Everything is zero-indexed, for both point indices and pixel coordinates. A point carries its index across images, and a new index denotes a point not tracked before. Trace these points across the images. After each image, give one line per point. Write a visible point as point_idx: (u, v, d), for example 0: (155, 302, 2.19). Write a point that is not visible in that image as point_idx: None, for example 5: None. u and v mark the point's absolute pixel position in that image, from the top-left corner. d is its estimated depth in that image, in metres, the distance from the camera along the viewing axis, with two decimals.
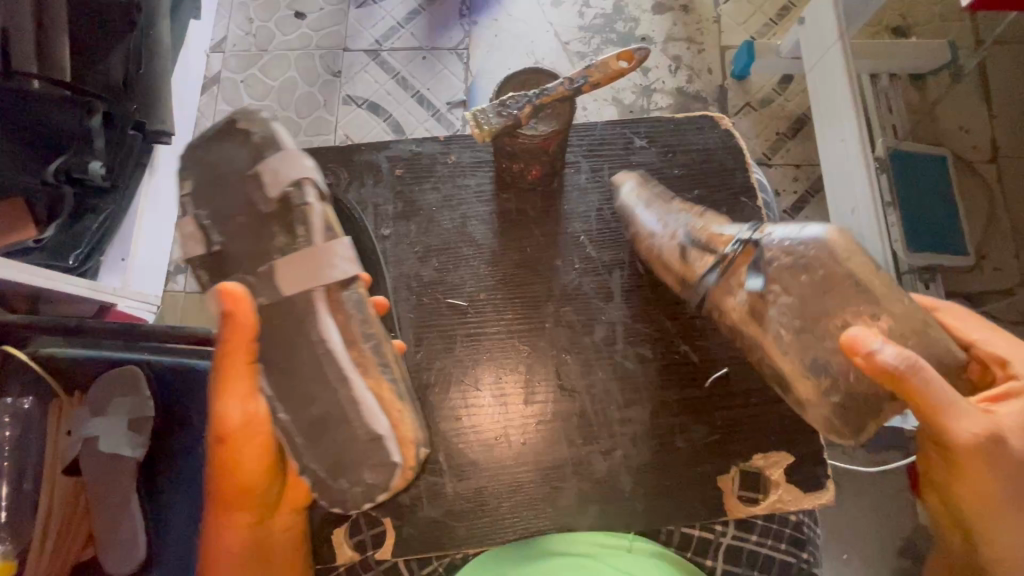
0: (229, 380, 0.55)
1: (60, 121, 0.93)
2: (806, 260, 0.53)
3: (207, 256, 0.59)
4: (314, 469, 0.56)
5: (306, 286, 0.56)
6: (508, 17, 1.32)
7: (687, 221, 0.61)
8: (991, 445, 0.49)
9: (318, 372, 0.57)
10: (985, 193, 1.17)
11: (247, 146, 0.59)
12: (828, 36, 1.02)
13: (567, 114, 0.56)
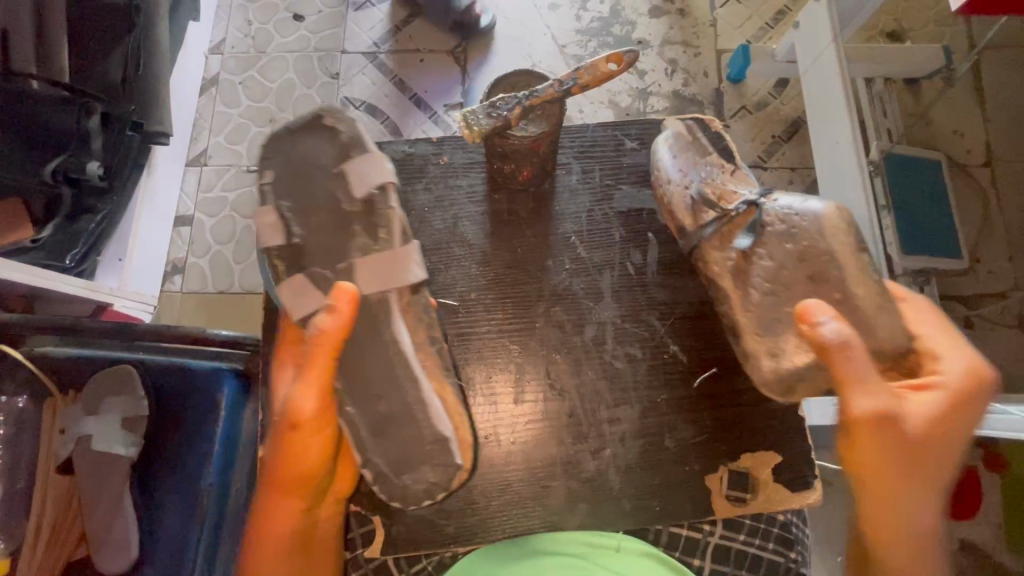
0: (311, 367, 0.54)
1: (59, 120, 0.94)
2: (800, 229, 0.57)
3: (285, 247, 0.61)
4: (377, 464, 0.58)
5: (385, 286, 0.59)
6: (506, 19, 1.33)
7: (713, 176, 0.65)
8: (889, 425, 0.50)
9: (387, 373, 0.59)
10: (978, 197, 1.18)
11: (333, 144, 0.62)
12: (823, 39, 1.03)
13: (557, 115, 0.57)
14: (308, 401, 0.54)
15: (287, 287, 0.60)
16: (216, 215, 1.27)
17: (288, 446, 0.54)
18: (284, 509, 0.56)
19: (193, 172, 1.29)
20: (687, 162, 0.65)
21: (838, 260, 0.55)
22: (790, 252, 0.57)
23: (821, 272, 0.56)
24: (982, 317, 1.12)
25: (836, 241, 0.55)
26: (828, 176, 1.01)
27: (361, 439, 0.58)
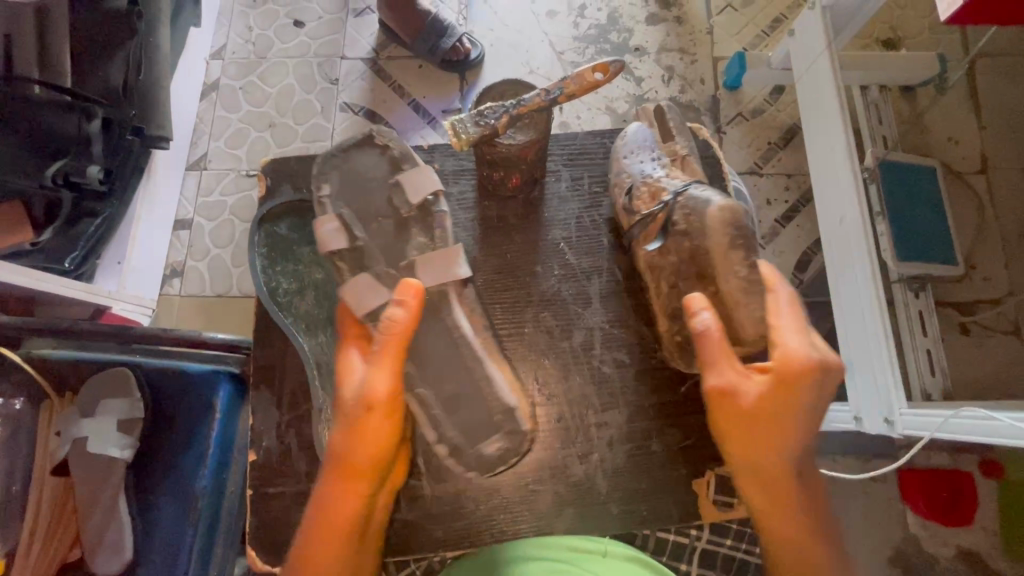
0: (386, 350, 0.51)
1: (60, 125, 0.96)
2: (692, 227, 0.57)
3: (348, 250, 0.61)
4: (450, 437, 0.58)
5: (442, 279, 0.60)
6: (504, 26, 1.34)
7: (659, 171, 0.64)
8: (731, 409, 0.50)
9: (449, 354, 0.59)
10: (974, 203, 1.18)
11: (385, 159, 0.63)
12: (817, 46, 1.04)
13: (544, 123, 0.58)
14: (383, 383, 0.50)
15: (357, 280, 0.60)
16: (215, 219, 1.28)
17: (358, 431, 0.50)
18: (347, 499, 0.51)
19: (193, 177, 1.30)
20: (632, 161, 0.65)
21: (711, 257, 0.55)
22: (683, 251, 0.58)
23: (704, 270, 0.57)
24: (977, 323, 1.12)
25: (713, 237, 0.55)
26: (822, 183, 1.02)
27: (431, 414, 0.58)
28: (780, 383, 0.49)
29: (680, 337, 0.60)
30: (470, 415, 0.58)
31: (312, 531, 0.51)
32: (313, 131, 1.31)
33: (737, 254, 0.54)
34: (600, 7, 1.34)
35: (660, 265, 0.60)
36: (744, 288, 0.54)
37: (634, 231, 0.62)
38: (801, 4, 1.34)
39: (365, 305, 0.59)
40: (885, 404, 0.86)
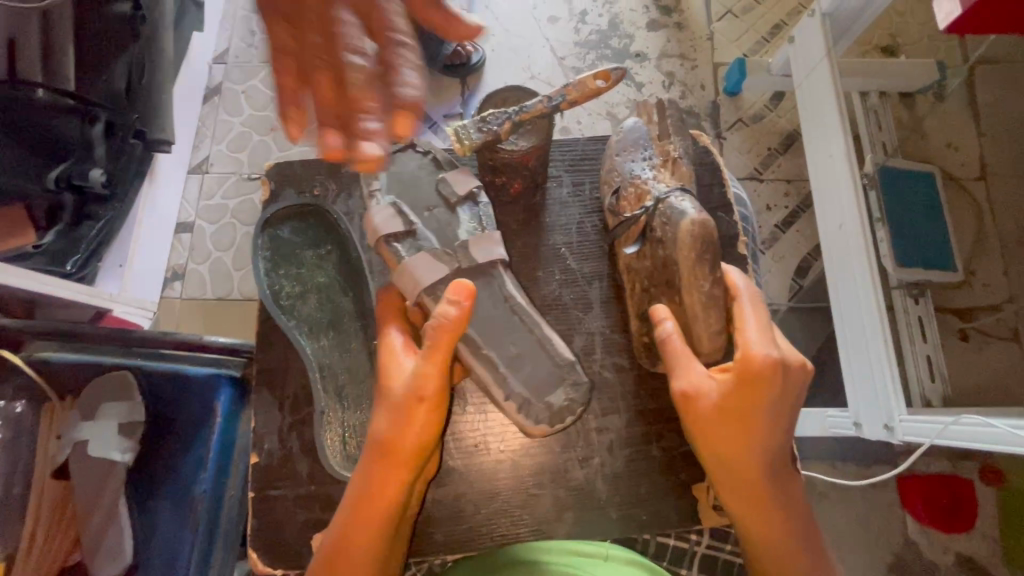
0: (436, 345, 0.50)
1: (63, 130, 0.96)
2: (666, 236, 0.56)
3: (405, 232, 0.59)
4: (519, 392, 0.56)
5: (494, 257, 0.59)
6: (505, 32, 1.35)
7: (648, 173, 0.61)
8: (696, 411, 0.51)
9: (507, 323, 0.58)
10: (973, 209, 1.19)
11: (428, 162, 0.64)
12: (816, 53, 1.04)
13: (546, 129, 0.58)
14: (433, 376, 0.50)
15: (411, 259, 0.58)
16: (217, 222, 1.29)
17: (404, 417, 0.50)
18: (381, 493, 0.50)
19: (195, 180, 1.31)
20: (624, 159, 0.63)
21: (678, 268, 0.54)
22: (657, 260, 0.57)
23: (671, 279, 0.56)
24: (977, 329, 1.13)
25: (680, 251, 0.54)
26: (822, 189, 1.02)
27: (498, 372, 0.56)
28: (736, 382, 0.50)
29: (647, 337, 0.61)
30: (536, 374, 0.57)
31: (345, 522, 0.51)
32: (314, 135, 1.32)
33: (703, 268, 0.54)
34: (601, 13, 1.35)
35: (641, 270, 0.60)
36: (704, 304, 0.55)
37: (617, 231, 0.62)
38: (801, 11, 1.35)
39: (420, 280, 0.57)
40: (885, 409, 0.87)
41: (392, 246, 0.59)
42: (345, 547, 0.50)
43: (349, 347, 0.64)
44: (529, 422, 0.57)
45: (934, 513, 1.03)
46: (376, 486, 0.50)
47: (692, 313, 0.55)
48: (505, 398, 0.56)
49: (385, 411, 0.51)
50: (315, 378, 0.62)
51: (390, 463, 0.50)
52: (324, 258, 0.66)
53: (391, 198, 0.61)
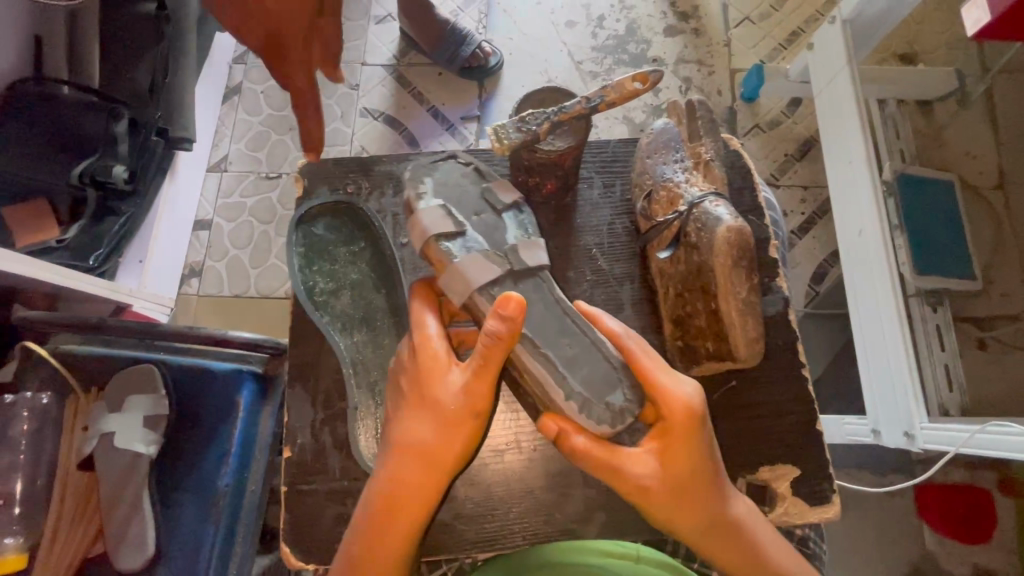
0: (489, 361, 0.48)
1: (87, 126, 0.98)
2: (701, 241, 0.57)
3: (454, 234, 0.57)
4: (578, 391, 0.52)
5: (541, 261, 0.58)
6: (523, 35, 1.36)
7: (680, 175, 0.61)
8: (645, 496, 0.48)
9: (556, 325, 0.55)
10: (992, 218, 1.18)
11: (469, 170, 0.63)
12: (836, 61, 1.05)
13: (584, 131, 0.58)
14: (484, 392, 0.49)
15: (460, 262, 0.56)
16: (235, 220, 1.30)
17: (456, 432, 0.49)
18: (408, 513, 0.49)
19: (213, 178, 1.32)
20: (655, 161, 0.64)
21: (716, 276, 0.56)
22: (691, 264, 0.58)
23: (707, 284, 0.57)
24: (995, 338, 1.12)
25: (717, 257, 0.55)
26: (842, 196, 1.02)
27: (555, 371, 0.53)
28: (680, 489, 0.47)
29: (681, 341, 0.61)
30: (592, 379, 0.53)
31: (366, 541, 0.50)
32: (332, 135, 1.33)
33: (739, 273, 0.56)
34: (618, 18, 1.35)
35: (673, 275, 0.60)
36: (742, 309, 0.56)
37: (649, 236, 0.62)
38: (818, 18, 1.35)
39: (471, 282, 0.55)
40: (905, 418, 0.86)
41: (442, 246, 0.57)
42: (374, 549, 0.50)
43: (380, 344, 0.64)
44: (590, 425, 0.51)
45: (953, 524, 1.02)
46: (402, 503, 0.49)
47: (730, 322, 0.56)
48: (564, 399, 0.52)
49: (426, 429, 0.49)
50: (349, 374, 0.63)
51: (421, 483, 0.49)
52: (357, 255, 0.67)
53: (439, 199, 0.60)
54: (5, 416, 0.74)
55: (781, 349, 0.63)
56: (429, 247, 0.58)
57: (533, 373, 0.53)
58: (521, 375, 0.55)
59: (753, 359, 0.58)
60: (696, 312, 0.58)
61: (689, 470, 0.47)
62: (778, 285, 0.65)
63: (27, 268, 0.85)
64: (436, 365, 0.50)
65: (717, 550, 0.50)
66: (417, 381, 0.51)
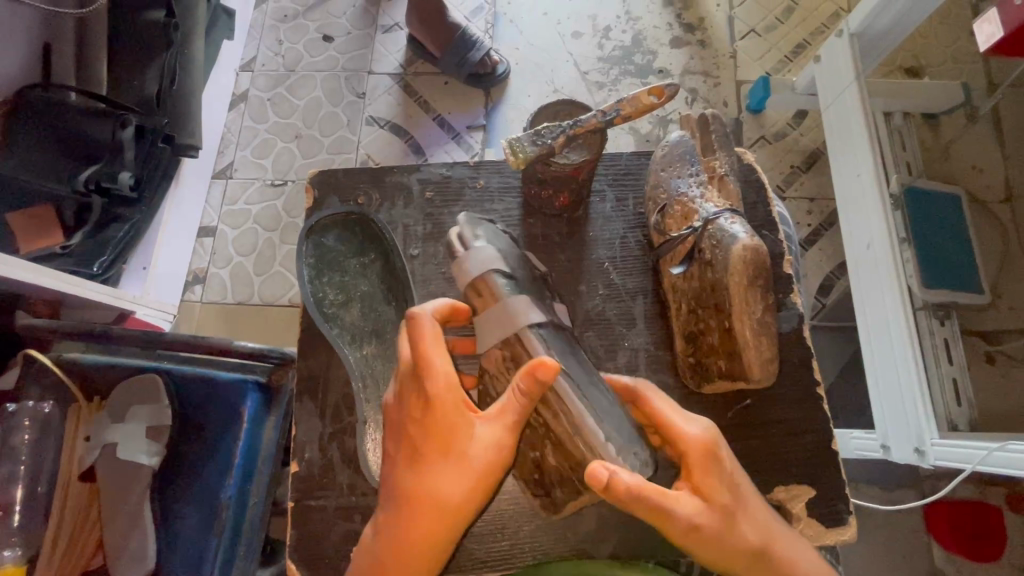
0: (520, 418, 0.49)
1: (96, 133, 0.98)
2: (716, 258, 0.56)
3: (512, 276, 0.58)
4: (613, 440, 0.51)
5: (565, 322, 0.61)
6: (530, 46, 1.36)
7: (695, 190, 0.61)
8: (692, 533, 0.45)
9: (586, 375, 0.55)
10: (999, 232, 1.18)
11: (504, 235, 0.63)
12: (845, 74, 1.05)
13: (597, 143, 0.58)
14: (511, 445, 0.49)
15: (515, 297, 0.56)
16: (239, 227, 1.29)
17: (481, 484, 0.47)
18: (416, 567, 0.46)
19: (218, 185, 1.32)
20: (670, 175, 0.63)
21: (730, 293, 0.55)
22: (705, 280, 0.57)
23: (720, 303, 0.56)
24: (1003, 353, 1.12)
25: (733, 276, 0.55)
26: (850, 209, 1.01)
27: (588, 412, 0.52)
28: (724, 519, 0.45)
29: (692, 358, 0.60)
30: (622, 428, 0.52)
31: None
32: (339, 143, 1.33)
33: (755, 293, 0.55)
34: (624, 29, 1.36)
35: (686, 291, 0.59)
36: (755, 329, 0.55)
37: (662, 250, 0.62)
38: (824, 31, 1.36)
39: (526, 317, 0.55)
40: (915, 434, 0.85)
41: (496, 281, 0.57)
42: None
43: (392, 358, 0.64)
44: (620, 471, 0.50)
45: (963, 541, 1.00)
46: (413, 556, 0.46)
47: (743, 342, 0.56)
48: (604, 442, 0.51)
49: (449, 482, 0.46)
50: (358, 388, 0.62)
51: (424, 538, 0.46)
52: (368, 266, 0.67)
53: (493, 246, 0.59)
54: (8, 424, 0.74)
55: (796, 367, 0.63)
56: (479, 281, 0.57)
57: (574, 415, 0.52)
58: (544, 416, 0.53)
59: (767, 375, 0.57)
60: (708, 329, 0.58)
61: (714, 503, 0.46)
62: (792, 300, 0.65)
63: (30, 275, 0.84)
64: (452, 415, 0.47)
65: None
66: (432, 431, 0.47)
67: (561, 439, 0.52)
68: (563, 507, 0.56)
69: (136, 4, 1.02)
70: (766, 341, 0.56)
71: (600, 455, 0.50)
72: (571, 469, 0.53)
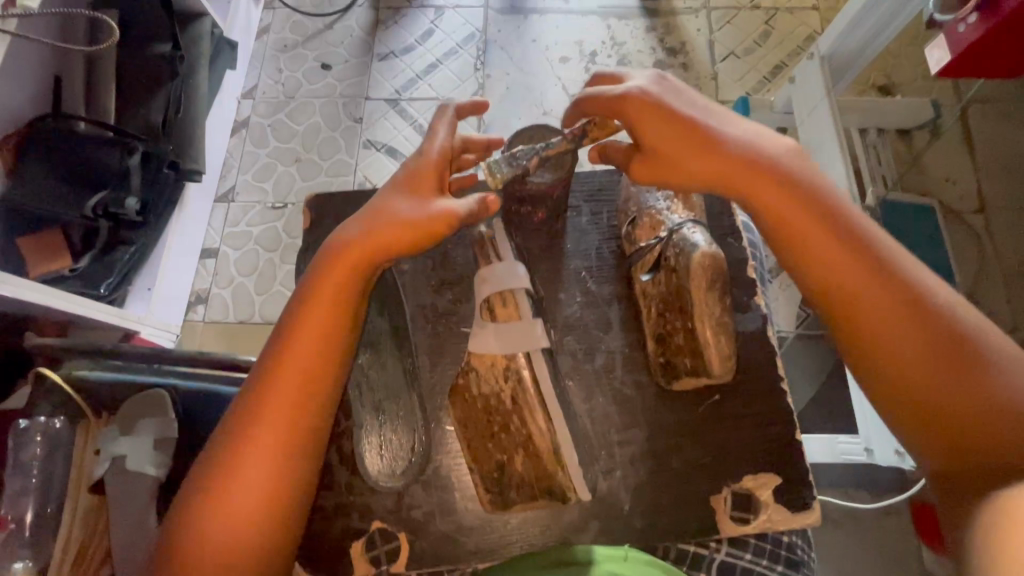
0: (482, 342, 0.59)
1: (103, 159, 1.03)
2: (677, 262, 0.61)
3: (534, 295, 0.62)
4: (571, 457, 0.57)
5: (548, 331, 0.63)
6: (520, 71, 1.42)
7: (662, 203, 0.66)
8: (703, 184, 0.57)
9: (562, 395, 0.60)
10: (974, 240, 1.22)
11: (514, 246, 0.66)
12: (816, 94, 1.10)
13: (568, 165, 0.63)
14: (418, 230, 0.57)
15: (534, 321, 0.59)
16: (241, 247, 1.34)
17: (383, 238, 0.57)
18: (314, 330, 0.57)
19: (221, 208, 1.37)
20: (640, 190, 0.68)
21: (692, 297, 0.60)
22: (670, 286, 0.61)
23: (685, 306, 0.60)
24: None
25: (693, 280, 0.59)
26: None
27: (558, 431, 0.57)
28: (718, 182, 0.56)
29: (662, 358, 0.63)
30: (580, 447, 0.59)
31: (256, 407, 0.55)
32: (337, 166, 1.38)
33: (713, 295, 0.60)
34: (610, 54, 1.43)
35: (655, 296, 0.63)
36: (714, 329, 0.60)
37: (633, 258, 0.67)
38: (801, 53, 1.42)
39: (541, 342, 0.59)
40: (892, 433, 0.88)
41: (523, 300, 0.59)
42: (279, 367, 0.56)
43: (383, 366, 0.67)
44: (577, 484, 0.57)
45: None
46: (322, 284, 0.57)
47: (704, 341, 0.60)
48: (575, 465, 0.57)
49: (381, 215, 0.58)
50: (352, 393, 0.65)
51: (314, 337, 0.57)
52: None
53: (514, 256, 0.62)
54: (22, 439, 0.78)
55: (762, 367, 0.66)
56: (507, 294, 0.59)
57: (556, 434, 0.57)
58: (522, 427, 0.57)
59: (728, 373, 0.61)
60: (675, 330, 0.61)
61: (688, 150, 0.56)
62: (757, 303, 0.69)
63: (41, 296, 0.88)
64: (431, 175, 0.59)
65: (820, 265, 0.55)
66: (402, 181, 0.59)
67: (539, 451, 0.57)
68: (513, 505, 0.60)
69: (143, 39, 1.11)
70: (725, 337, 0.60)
71: (569, 474, 0.57)
72: (535, 480, 0.58)
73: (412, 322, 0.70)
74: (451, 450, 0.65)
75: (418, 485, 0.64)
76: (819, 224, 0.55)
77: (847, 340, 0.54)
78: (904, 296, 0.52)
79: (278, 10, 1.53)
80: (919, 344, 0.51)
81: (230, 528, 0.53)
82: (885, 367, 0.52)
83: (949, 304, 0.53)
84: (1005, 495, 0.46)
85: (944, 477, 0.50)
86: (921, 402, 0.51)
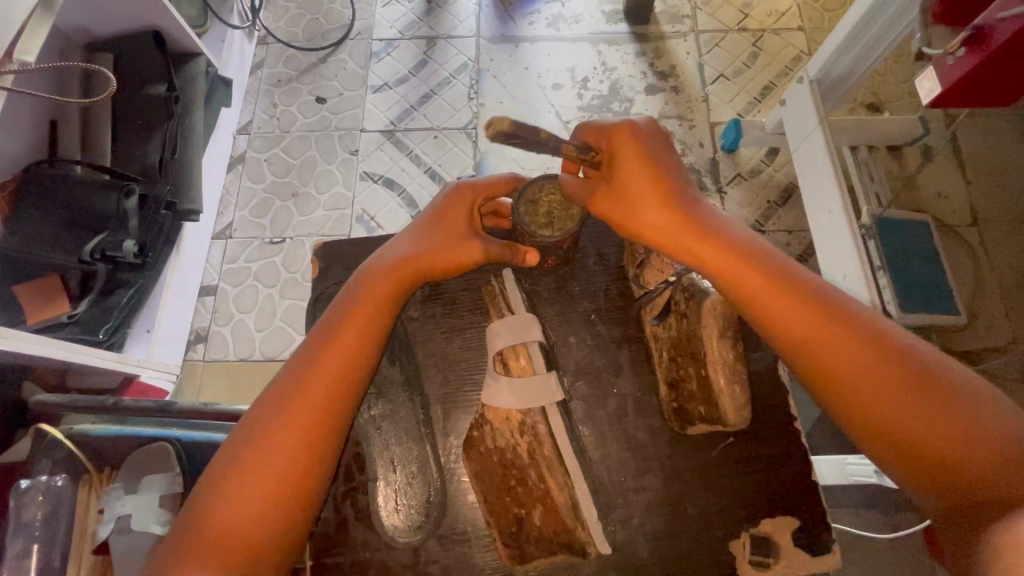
0: (495, 396, 0.59)
1: (98, 203, 1.00)
2: (688, 309, 0.62)
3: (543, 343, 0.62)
4: (588, 510, 0.57)
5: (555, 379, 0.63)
6: (513, 98, 1.44)
7: None
8: (669, 227, 0.58)
9: (576, 445, 0.60)
10: (970, 255, 1.24)
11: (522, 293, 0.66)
12: (809, 120, 1.12)
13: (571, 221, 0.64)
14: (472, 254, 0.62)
15: (546, 374, 0.60)
16: (240, 285, 1.33)
17: (441, 262, 0.62)
18: (328, 369, 0.56)
19: (218, 246, 1.36)
20: None
21: (705, 343, 0.61)
22: (681, 330, 0.62)
23: (695, 352, 0.61)
24: (986, 372, 1.15)
25: (705, 326, 0.60)
26: (825, 244, 1.06)
27: (574, 484, 0.58)
28: (678, 229, 0.58)
29: (675, 403, 0.63)
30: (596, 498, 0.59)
31: (266, 425, 0.54)
32: (335, 199, 1.38)
33: (725, 343, 0.61)
34: (601, 79, 1.44)
35: (665, 340, 0.65)
36: (727, 376, 0.61)
37: (642, 301, 0.68)
38: (789, 73, 1.45)
39: (555, 394, 0.60)
40: None
41: (534, 355, 0.60)
42: (278, 397, 0.56)
43: (397, 419, 0.66)
44: (597, 537, 0.57)
45: None
46: (345, 330, 0.58)
47: (718, 389, 0.60)
48: (594, 517, 0.57)
49: (428, 244, 0.62)
50: (368, 447, 0.65)
51: (312, 375, 0.56)
52: None
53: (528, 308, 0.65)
54: (19, 501, 0.74)
55: (773, 405, 0.66)
56: (519, 349, 0.60)
57: (574, 488, 0.57)
58: (540, 481, 0.58)
59: (740, 418, 0.61)
60: (687, 376, 0.62)
61: (646, 199, 0.58)
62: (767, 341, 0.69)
63: (41, 347, 0.87)
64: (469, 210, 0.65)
65: (782, 315, 0.55)
66: (448, 212, 0.64)
67: (558, 506, 0.57)
68: (531, 559, 0.59)
69: (139, 82, 1.11)
70: (735, 381, 0.61)
71: (587, 527, 0.57)
72: (554, 533, 0.58)
73: (424, 371, 0.69)
74: (467, 503, 0.64)
75: (435, 539, 0.63)
76: (782, 286, 0.55)
77: (828, 399, 0.54)
78: (861, 340, 0.53)
79: (272, 45, 1.54)
80: (892, 386, 0.51)
81: (231, 529, 0.51)
82: (870, 424, 0.52)
83: (919, 350, 0.53)
84: (1007, 527, 0.45)
85: (951, 519, 0.49)
86: (910, 445, 0.50)
